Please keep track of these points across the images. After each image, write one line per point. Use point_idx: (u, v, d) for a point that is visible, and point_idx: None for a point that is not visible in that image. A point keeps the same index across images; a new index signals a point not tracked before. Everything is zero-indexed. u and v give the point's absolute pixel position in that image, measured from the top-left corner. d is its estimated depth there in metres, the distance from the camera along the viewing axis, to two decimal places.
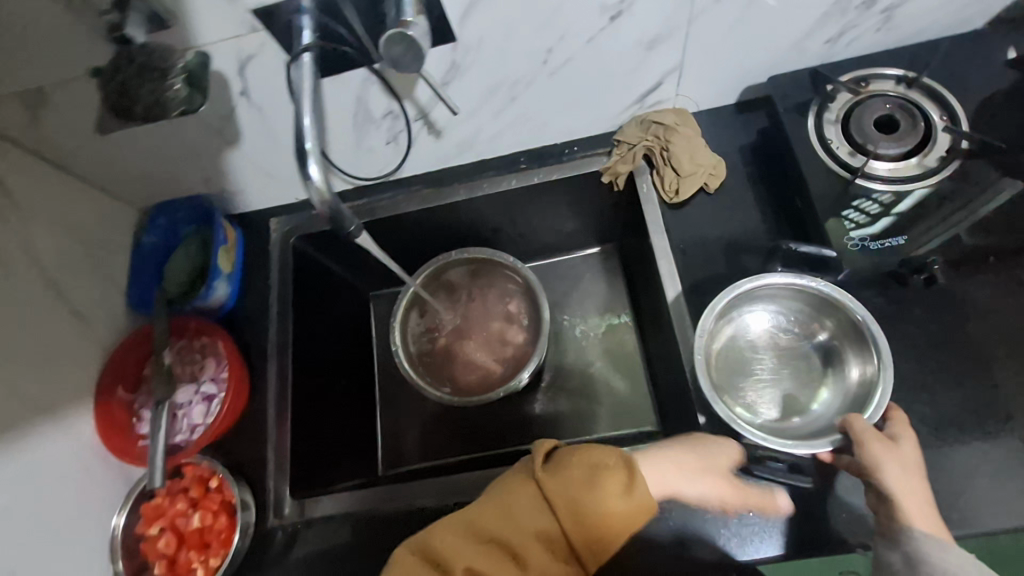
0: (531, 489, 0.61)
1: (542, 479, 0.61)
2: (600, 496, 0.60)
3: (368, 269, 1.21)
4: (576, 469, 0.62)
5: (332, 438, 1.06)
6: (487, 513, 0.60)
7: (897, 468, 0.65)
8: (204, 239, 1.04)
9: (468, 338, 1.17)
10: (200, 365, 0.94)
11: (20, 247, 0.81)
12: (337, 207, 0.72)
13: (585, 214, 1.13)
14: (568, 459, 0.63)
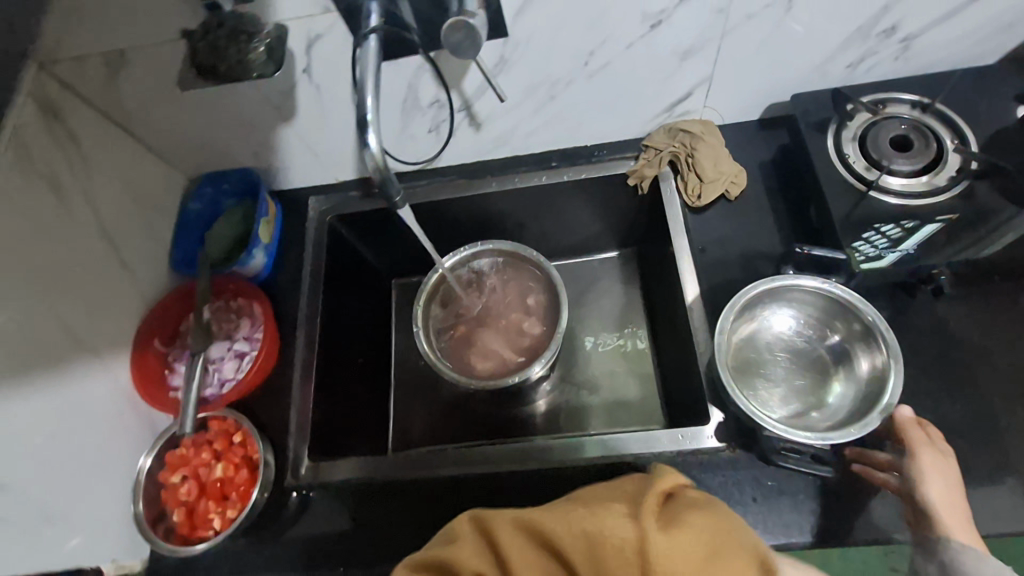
0: (630, 537, 0.46)
1: (650, 534, 0.46)
2: None
3: (396, 254, 1.26)
4: (695, 540, 0.46)
5: (351, 410, 1.10)
6: (569, 534, 0.48)
7: (941, 482, 0.70)
8: (248, 211, 1.10)
9: (487, 327, 1.21)
10: (238, 324, 0.99)
11: (83, 196, 0.86)
12: (388, 178, 0.78)
13: (607, 217, 1.19)
14: (690, 518, 0.48)
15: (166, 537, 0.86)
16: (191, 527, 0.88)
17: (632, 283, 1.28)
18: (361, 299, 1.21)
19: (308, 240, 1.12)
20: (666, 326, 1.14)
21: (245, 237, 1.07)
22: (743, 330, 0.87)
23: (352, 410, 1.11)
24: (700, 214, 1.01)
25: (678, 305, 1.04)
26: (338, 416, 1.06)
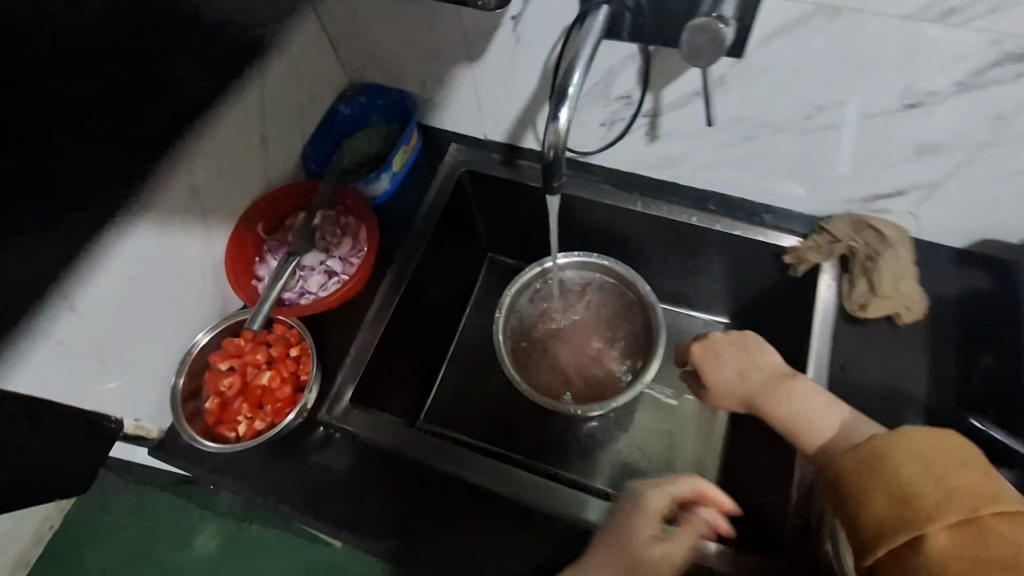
0: (920, 452, 0.55)
1: (898, 451, 0.56)
2: (942, 474, 0.53)
3: (505, 231, 1.20)
4: (946, 462, 0.54)
5: (401, 366, 1.05)
6: (906, 460, 0.55)
7: (733, 360, 0.87)
8: (388, 132, 1.06)
9: (566, 344, 1.13)
10: (339, 242, 0.95)
11: (255, 74, 0.86)
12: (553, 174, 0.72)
13: (735, 283, 1.07)
14: (906, 463, 0.54)
15: (192, 418, 0.85)
16: (217, 419, 0.86)
17: None
18: (452, 263, 1.16)
19: (434, 185, 1.08)
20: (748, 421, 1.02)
21: (379, 158, 1.05)
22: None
23: (402, 369, 1.06)
24: (849, 325, 0.88)
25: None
26: (388, 369, 1.01)
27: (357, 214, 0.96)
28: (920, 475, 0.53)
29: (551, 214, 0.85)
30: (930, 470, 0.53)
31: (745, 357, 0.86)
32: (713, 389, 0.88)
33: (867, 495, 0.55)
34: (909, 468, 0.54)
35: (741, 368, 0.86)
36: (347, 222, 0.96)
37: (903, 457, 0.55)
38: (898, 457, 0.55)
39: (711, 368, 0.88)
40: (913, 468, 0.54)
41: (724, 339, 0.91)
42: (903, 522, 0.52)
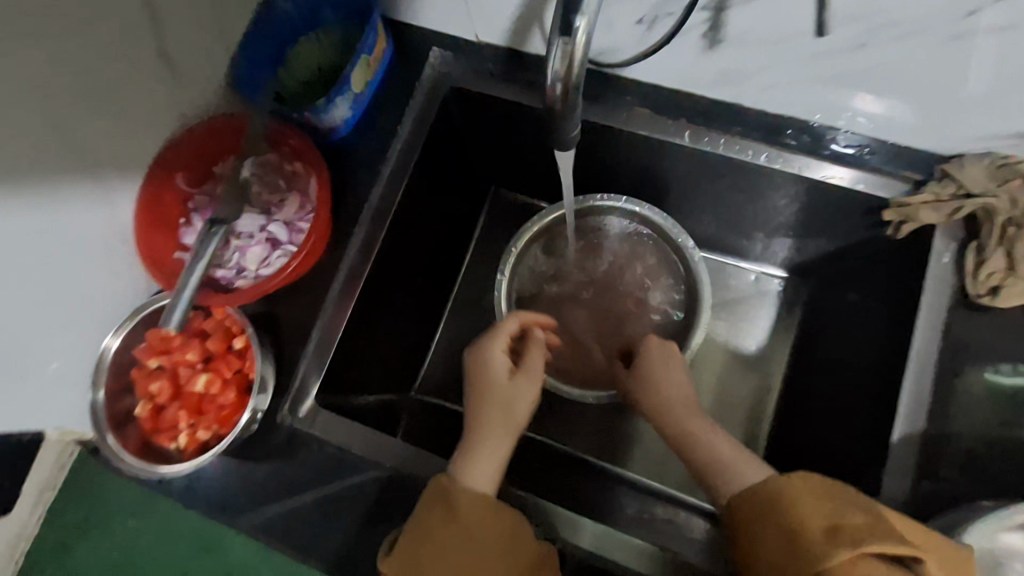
0: (803, 487, 0.57)
1: (781, 492, 0.57)
2: (817, 509, 0.55)
3: (511, 162, 0.95)
4: (828, 503, 0.55)
5: (384, 338, 0.87)
6: (794, 496, 0.57)
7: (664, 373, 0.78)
8: (345, 36, 0.79)
9: (582, 309, 0.92)
10: (283, 200, 0.72)
11: None
12: (557, 122, 0.47)
13: (808, 232, 0.83)
14: (800, 498, 0.56)
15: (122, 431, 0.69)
16: (153, 428, 0.70)
17: (787, 322, 0.95)
18: (445, 205, 0.94)
19: (412, 109, 0.82)
20: (809, 405, 0.84)
21: (334, 75, 0.78)
22: (1015, 528, 0.54)
23: (387, 339, 0.88)
24: (971, 310, 0.65)
25: (862, 408, 0.73)
26: (368, 346, 0.84)
27: (304, 158, 0.71)
28: (811, 514, 0.55)
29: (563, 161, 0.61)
30: (820, 510, 0.55)
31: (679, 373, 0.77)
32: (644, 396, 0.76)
33: (762, 532, 0.57)
34: (798, 506, 0.56)
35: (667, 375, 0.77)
36: (293, 169, 0.73)
37: (800, 504, 0.56)
38: (786, 500, 0.57)
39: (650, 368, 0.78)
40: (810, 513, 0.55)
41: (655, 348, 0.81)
42: (795, 562, 0.53)
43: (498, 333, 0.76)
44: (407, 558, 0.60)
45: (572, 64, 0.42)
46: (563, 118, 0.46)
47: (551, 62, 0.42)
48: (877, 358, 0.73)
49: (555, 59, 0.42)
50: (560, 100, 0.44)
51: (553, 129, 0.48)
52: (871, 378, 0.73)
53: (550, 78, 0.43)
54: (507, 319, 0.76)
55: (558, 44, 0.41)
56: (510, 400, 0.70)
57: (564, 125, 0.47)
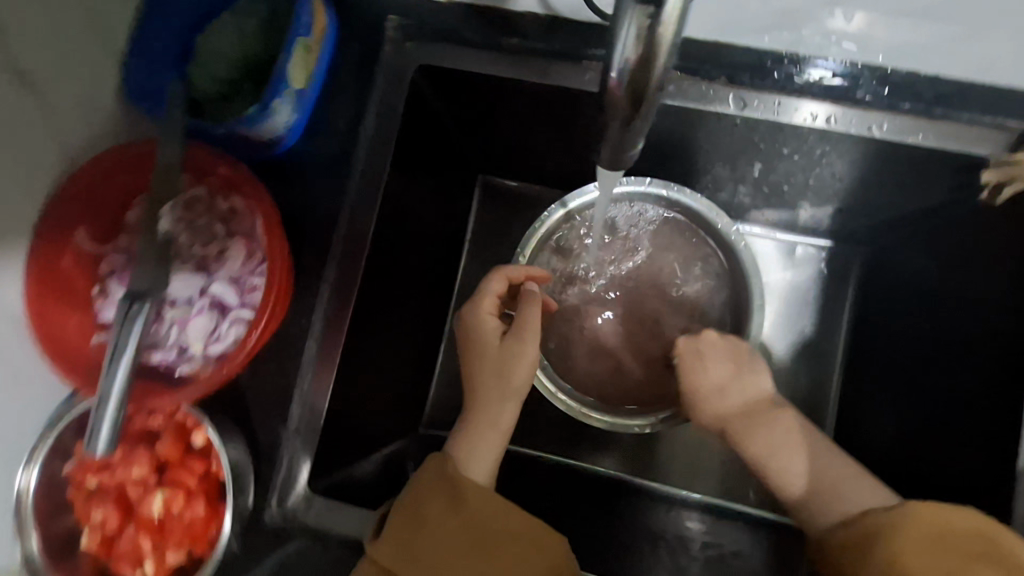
0: (925, 524, 0.52)
1: (892, 526, 0.54)
2: (929, 551, 0.51)
3: (501, 147, 0.79)
4: (949, 548, 0.51)
5: (381, 382, 0.73)
6: (910, 530, 0.53)
7: (715, 379, 0.68)
8: (268, 16, 0.61)
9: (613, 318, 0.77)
10: (223, 249, 0.55)
11: None
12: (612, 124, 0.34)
13: (870, 197, 0.70)
14: (909, 534, 0.52)
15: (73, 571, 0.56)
16: (111, 560, 0.57)
17: (836, 295, 0.83)
18: (430, 210, 0.77)
19: (373, 101, 0.64)
20: (879, 396, 0.73)
21: (262, 69, 0.60)
22: None
23: (384, 383, 0.73)
24: None
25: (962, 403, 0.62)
26: (361, 399, 0.69)
27: (241, 189, 0.54)
28: (920, 548, 0.51)
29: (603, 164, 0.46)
30: (934, 551, 0.51)
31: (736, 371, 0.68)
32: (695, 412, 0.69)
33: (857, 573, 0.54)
34: (903, 540, 0.52)
35: (716, 381, 0.68)
36: (230, 206, 0.55)
37: (898, 545, 0.52)
38: (892, 531, 0.53)
39: (692, 374, 0.69)
40: (912, 561, 0.51)
41: (696, 347, 0.70)
42: None
43: (483, 296, 0.66)
44: (397, 553, 0.52)
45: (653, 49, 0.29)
46: (621, 129, 0.34)
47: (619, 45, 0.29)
48: (976, 343, 0.61)
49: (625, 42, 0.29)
50: (627, 99, 0.32)
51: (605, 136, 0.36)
52: (969, 367, 0.62)
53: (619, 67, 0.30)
54: (491, 277, 0.67)
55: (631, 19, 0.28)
56: (502, 366, 0.62)
57: (620, 135, 0.35)
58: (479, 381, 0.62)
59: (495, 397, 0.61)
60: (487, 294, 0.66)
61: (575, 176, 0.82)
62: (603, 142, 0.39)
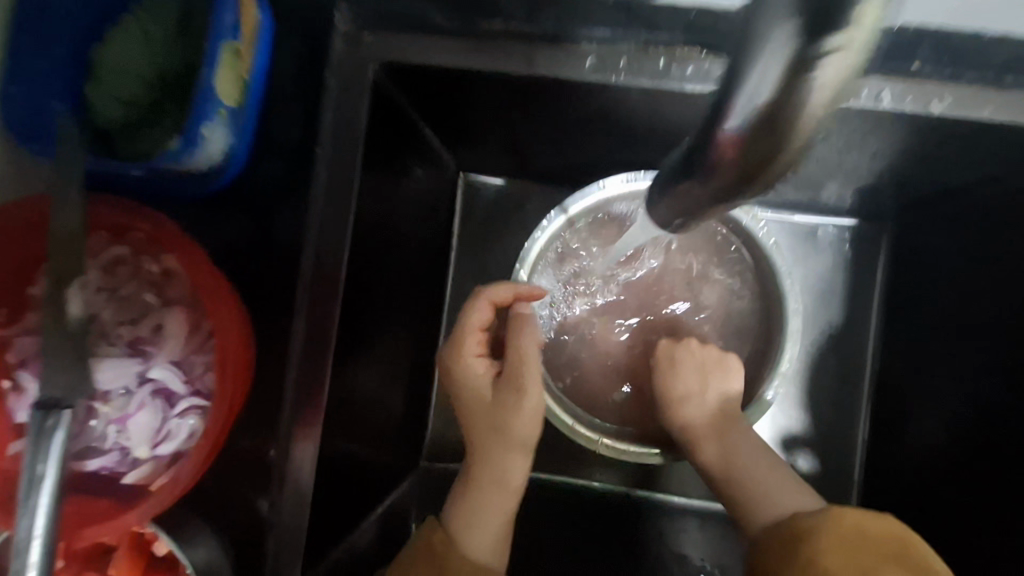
0: (840, 520, 0.47)
1: (812, 526, 0.48)
2: (841, 549, 0.45)
3: (483, 143, 0.68)
4: (861, 543, 0.45)
5: (367, 431, 0.63)
6: (822, 528, 0.47)
7: (684, 388, 0.59)
8: (183, 14, 0.49)
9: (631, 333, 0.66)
10: (159, 322, 0.47)
11: None
12: (692, 188, 0.30)
13: (912, 171, 0.61)
14: (821, 532, 0.47)
15: None
16: None
17: (865, 281, 0.74)
18: (408, 226, 0.66)
19: (326, 109, 0.52)
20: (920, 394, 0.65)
21: (184, 85, 0.49)
22: None
23: (371, 431, 0.63)
24: None
25: None
26: (352, 456, 0.60)
27: (172, 250, 0.44)
28: (833, 548, 0.45)
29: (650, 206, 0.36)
30: (848, 548, 0.45)
31: (704, 379, 0.59)
32: (665, 419, 0.61)
33: None
34: (822, 538, 0.46)
35: (682, 390, 0.59)
36: (159, 270, 0.47)
37: (824, 548, 0.45)
38: (813, 530, 0.47)
39: (663, 382, 0.60)
40: (835, 564, 0.44)
41: (666, 352, 0.61)
42: None
43: (464, 332, 0.55)
44: None
45: (797, 98, 0.24)
46: (712, 195, 0.29)
47: (751, 90, 0.25)
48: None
49: (759, 89, 0.25)
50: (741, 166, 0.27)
51: (669, 195, 0.32)
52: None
53: (746, 120, 0.26)
54: (473, 305, 0.55)
55: (781, 54, 0.24)
56: (496, 430, 0.53)
57: (697, 203, 0.31)
58: (473, 442, 0.54)
59: (492, 465, 0.53)
60: (470, 329, 0.55)
61: (576, 171, 0.72)
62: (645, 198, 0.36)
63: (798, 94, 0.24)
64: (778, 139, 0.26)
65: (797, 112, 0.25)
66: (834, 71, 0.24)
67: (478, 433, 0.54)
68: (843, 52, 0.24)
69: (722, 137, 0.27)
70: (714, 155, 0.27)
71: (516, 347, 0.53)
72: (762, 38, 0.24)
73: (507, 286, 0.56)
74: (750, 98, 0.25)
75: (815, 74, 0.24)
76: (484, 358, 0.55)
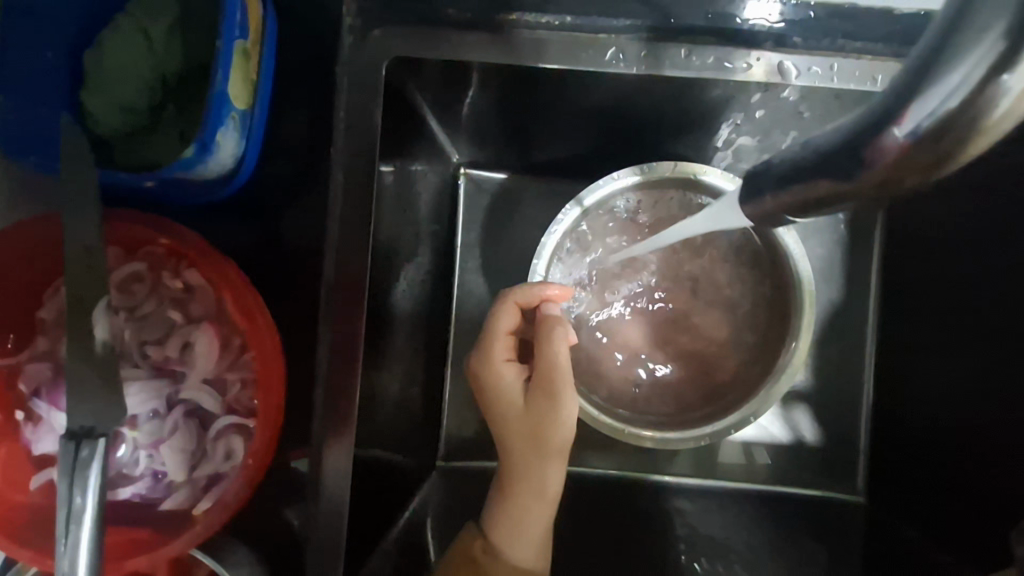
0: None
1: None
2: None
3: (492, 135, 0.67)
4: None
5: (389, 434, 0.61)
6: None
7: None
8: (182, 17, 0.49)
9: (655, 323, 0.67)
10: (187, 341, 0.51)
11: None
12: (828, 185, 0.28)
13: None
14: None
15: None
16: None
17: (863, 259, 0.69)
18: (412, 223, 0.63)
19: (340, 109, 0.50)
20: (925, 379, 0.62)
21: (187, 90, 0.49)
22: None
23: (392, 434, 0.62)
24: None
25: None
26: (377, 463, 0.58)
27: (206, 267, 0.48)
28: None
29: (750, 195, 0.34)
30: None
31: None
32: None
33: None
34: None
35: None
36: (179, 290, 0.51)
37: None
38: None
39: None
40: None
41: None
42: None
43: (495, 334, 0.58)
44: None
45: (989, 107, 0.22)
46: (837, 197, 0.28)
47: (941, 92, 0.23)
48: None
49: (952, 91, 0.23)
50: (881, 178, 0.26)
51: (795, 186, 0.30)
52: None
53: (925, 124, 0.23)
54: (501, 307, 0.58)
55: (989, 51, 0.22)
56: (525, 434, 0.55)
57: (818, 201, 0.29)
58: (505, 444, 0.56)
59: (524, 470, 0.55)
60: (499, 330, 0.58)
61: (583, 163, 0.71)
62: (749, 187, 0.34)
63: (991, 102, 0.22)
64: (951, 150, 0.24)
65: (978, 120, 0.23)
66: None
67: (510, 435, 0.55)
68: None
69: (886, 141, 0.25)
70: (872, 157, 0.25)
71: (545, 351, 0.55)
72: (972, 36, 0.22)
73: (532, 288, 0.59)
74: (937, 99, 0.23)
75: (1012, 80, 0.22)
76: (513, 360, 0.57)
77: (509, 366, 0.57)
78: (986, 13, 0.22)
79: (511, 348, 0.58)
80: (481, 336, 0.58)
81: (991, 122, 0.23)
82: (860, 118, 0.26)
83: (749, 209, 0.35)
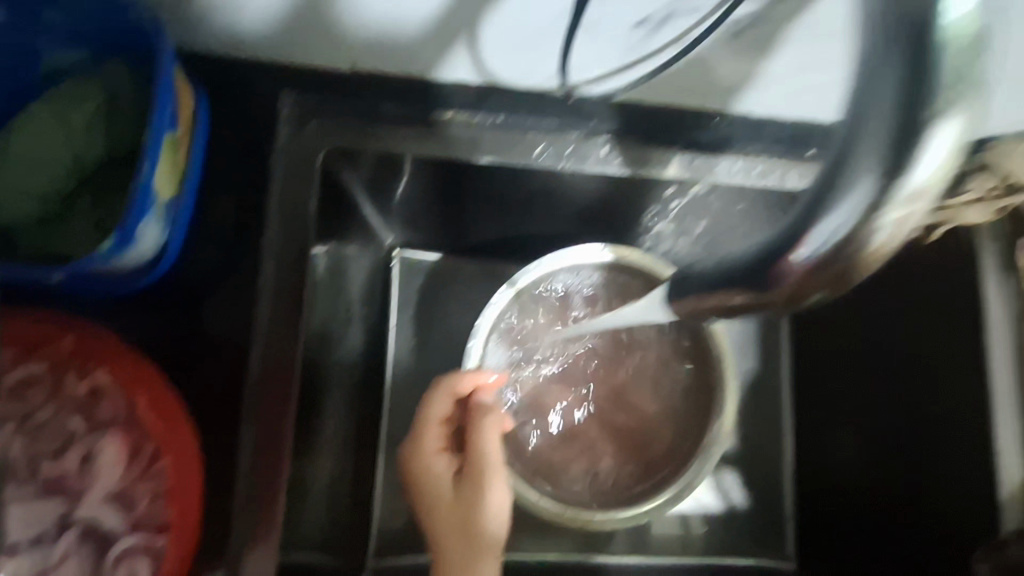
0: None
1: None
2: None
3: (423, 220, 0.68)
4: None
5: (312, 535, 0.56)
6: None
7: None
8: (109, 108, 0.48)
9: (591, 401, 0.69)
10: (90, 451, 0.47)
11: None
12: (739, 298, 0.30)
13: None
14: None
15: None
16: None
17: None
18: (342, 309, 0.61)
19: (274, 199, 0.50)
20: (837, 444, 0.66)
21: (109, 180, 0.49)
22: None
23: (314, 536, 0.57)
24: None
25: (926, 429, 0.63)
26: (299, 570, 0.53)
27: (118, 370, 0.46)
28: None
29: (678, 293, 0.36)
30: None
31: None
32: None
33: None
34: None
35: None
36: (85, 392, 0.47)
37: None
38: None
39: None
40: None
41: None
42: None
43: (427, 422, 0.56)
44: None
45: (871, 238, 0.25)
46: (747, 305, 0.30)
47: (827, 226, 0.25)
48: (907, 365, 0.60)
49: (835, 226, 0.25)
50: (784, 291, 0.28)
51: (713, 296, 0.32)
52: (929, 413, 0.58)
53: (816, 255, 0.26)
54: (434, 393, 0.57)
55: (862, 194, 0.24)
56: (456, 529, 0.52)
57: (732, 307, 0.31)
58: (435, 540, 0.52)
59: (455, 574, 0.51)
60: (433, 417, 0.57)
61: (513, 243, 0.74)
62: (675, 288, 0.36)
63: (870, 234, 0.25)
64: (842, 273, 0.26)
65: (865, 245, 0.25)
66: (904, 216, 0.24)
67: (440, 532, 0.52)
68: (916, 203, 0.24)
69: (785, 265, 0.27)
70: (778, 278, 0.27)
71: (481, 442, 0.55)
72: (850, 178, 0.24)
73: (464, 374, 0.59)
74: (824, 234, 0.25)
75: (885, 221, 0.24)
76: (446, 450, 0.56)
77: (443, 455, 0.55)
78: (859, 162, 0.24)
79: (443, 436, 0.57)
80: (413, 424, 0.57)
81: (873, 249, 0.25)
82: (768, 240, 0.28)
83: (675, 306, 0.37)
